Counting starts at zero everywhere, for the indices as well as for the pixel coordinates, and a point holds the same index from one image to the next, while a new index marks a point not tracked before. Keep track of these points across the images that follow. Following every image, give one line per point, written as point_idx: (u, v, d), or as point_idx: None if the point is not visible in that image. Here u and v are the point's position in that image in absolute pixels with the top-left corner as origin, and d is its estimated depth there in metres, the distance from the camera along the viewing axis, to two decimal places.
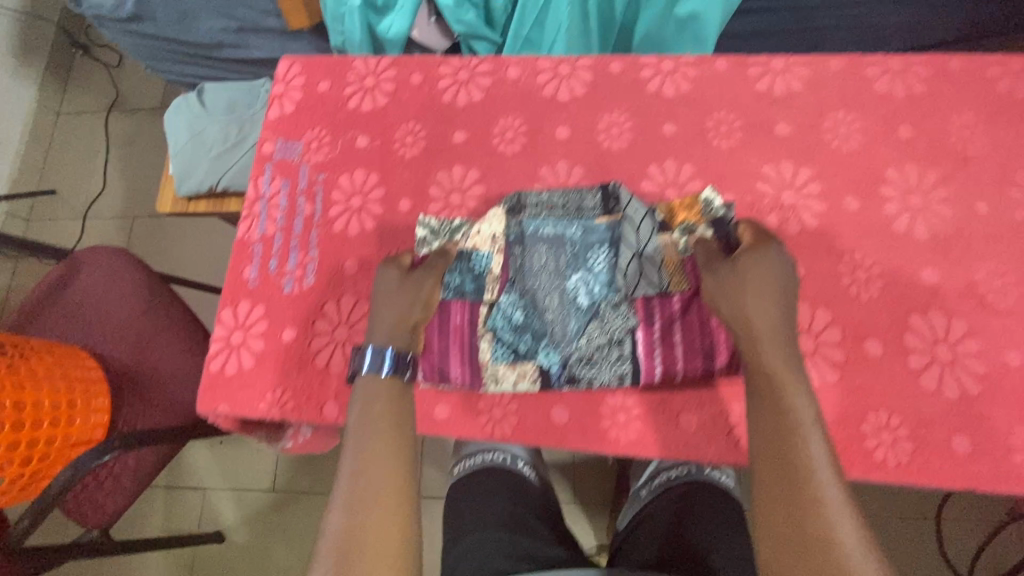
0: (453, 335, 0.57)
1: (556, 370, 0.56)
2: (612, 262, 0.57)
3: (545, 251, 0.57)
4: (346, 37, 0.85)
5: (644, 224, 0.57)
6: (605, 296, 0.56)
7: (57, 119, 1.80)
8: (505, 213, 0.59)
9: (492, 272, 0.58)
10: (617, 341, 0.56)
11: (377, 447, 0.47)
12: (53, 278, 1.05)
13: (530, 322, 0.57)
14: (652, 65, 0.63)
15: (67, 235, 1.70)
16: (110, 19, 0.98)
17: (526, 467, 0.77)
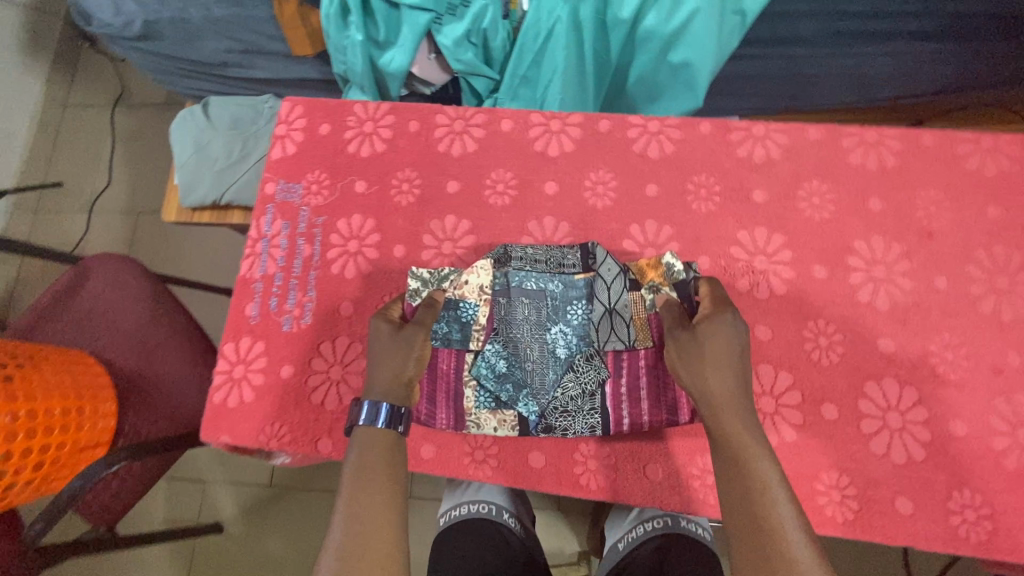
0: (440, 380, 0.62)
1: (533, 419, 0.60)
2: (588, 317, 0.62)
3: (527, 305, 0.62)
4: (348, 67, 0.87)
5: (616, 283, 0.61)
6: (581, 350, 0.61)
7: (64, 112, 1.82)
8: (492, 263, 0.63)
9: (478, 322, 0.62)
10: (591, 393, 0.60)
11: (368, 497, 0.49)
12: (61, 285, 1.09)
13: (512, 372, 0.61)
14: (638, 125, 0.66)
15: (72, 228, 1.73)
16: (119, 38, 0.99)
17: (510, 517, 0.82)
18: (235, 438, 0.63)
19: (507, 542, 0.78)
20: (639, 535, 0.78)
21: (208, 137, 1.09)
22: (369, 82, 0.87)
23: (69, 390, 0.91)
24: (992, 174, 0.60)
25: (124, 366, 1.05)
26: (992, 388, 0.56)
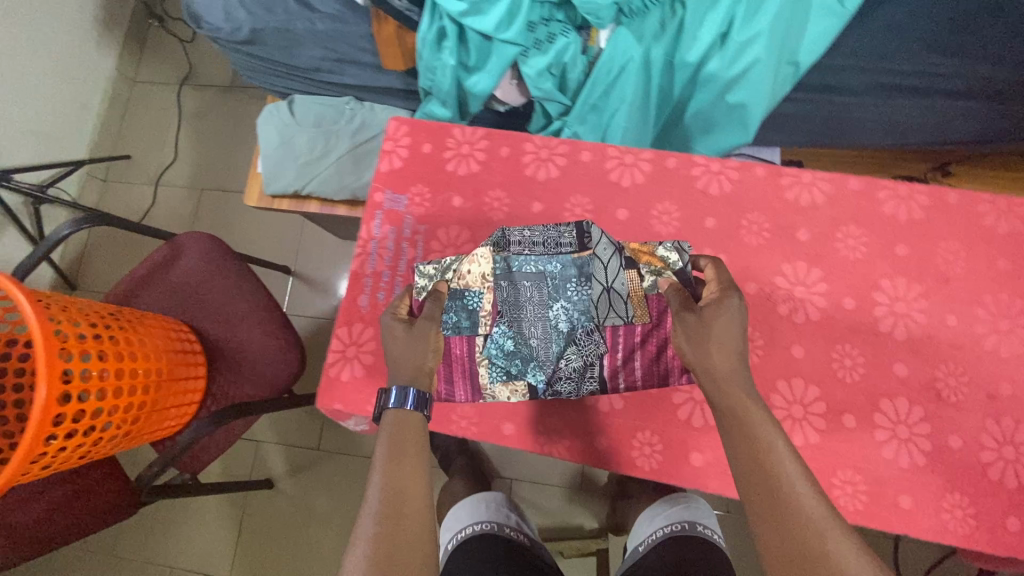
0: (456, 362, 0.75)
1: (542, 386, 0.75)
2: (588, 297, 0.71)
3: (529, 286, 0.71)
4: (436, 85, 0.97)
5: (612, 262, 0.70)
6: (582, 325, 0.72)
7: (133, 88, 1.93)
8: (491, 250, 0.69)
9: (485, 309, 0.71)
10: (593, 363, 0.74)
11: (400, 468, 0.58)
12: (156, 257, 1.21)
13: (519, 349, 0.73)
14: (702, 164, 0.77)
15: (139, 199, 1.84)
16: (225, 40, 1.08)
17: (511, 530, 1.05)
18: (346, 407, 0.76)
19: (512, 547, 1.00)
20: (658, 537, 1.05)
21: (294, 133, 1.20)
22: (454, 100, 0.97)
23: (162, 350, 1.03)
24: (1004, 232, 0.71)
25: (212, 334, 1.17)
26: (986, 411, 0.68)
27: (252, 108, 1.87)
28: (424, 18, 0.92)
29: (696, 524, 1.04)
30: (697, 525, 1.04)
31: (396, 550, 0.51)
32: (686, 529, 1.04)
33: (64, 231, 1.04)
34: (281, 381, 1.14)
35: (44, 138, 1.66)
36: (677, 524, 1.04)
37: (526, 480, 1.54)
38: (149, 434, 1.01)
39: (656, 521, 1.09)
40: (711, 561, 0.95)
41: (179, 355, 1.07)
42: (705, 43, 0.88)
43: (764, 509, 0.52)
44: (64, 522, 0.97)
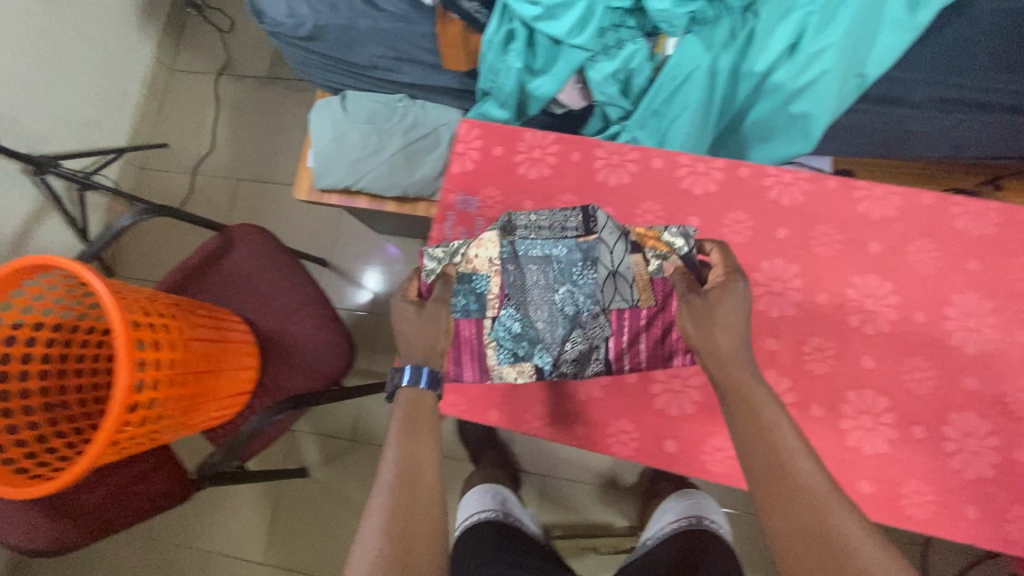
0: (465, 344, 0.80)
1: (548, 367, 0.79)
2: (594, 281, 0.75)
3: (536, 270, 0.76)
4: (498, 86, 0.98)
5: (618, 247, 0.76)
6: (588, 308, 0.76)
7: (170, 77, 1.93)
8: (498, 235, 0.75)
9: (491, 292, 0.77)
10: (597, 345, 0.79)
11: (411, 444, 0.64)
12: (208, 248, 1.22)
13: (525, 331, 0.78)
14: (775, 175, 0.78)
15: (175, 189, 1.85)
16: (285, 35, 1.09)
17: (511, 519, 1.19)
18: None
19: (511, 532, 1.14)
20: (665, 529, 1.12)
21: (346, 128, 1.20)
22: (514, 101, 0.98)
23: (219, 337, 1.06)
24: None
25: (264, 326, 1.19)
26: None
27: (290, 100, 1.87)
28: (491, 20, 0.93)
29: (705, 518, 1.09)
30: (707, 519, 1.09)
31: (411, 520, 0.58)
32: (695, 523, 1.09)
33: (125, 222, 1.06)
34: (333, 375, 1.16)
35: (85, 124, 1.67)
36: (686, 519, 1.10)
37: (558, 477, 1.56)
38: (207, 420, 1.04)
39: (664, 517, 1.15)
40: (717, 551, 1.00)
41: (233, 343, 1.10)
42: (773, 53, 0.89)
43: (772, 491, 0.54)
44: (119, 508, 0.96)
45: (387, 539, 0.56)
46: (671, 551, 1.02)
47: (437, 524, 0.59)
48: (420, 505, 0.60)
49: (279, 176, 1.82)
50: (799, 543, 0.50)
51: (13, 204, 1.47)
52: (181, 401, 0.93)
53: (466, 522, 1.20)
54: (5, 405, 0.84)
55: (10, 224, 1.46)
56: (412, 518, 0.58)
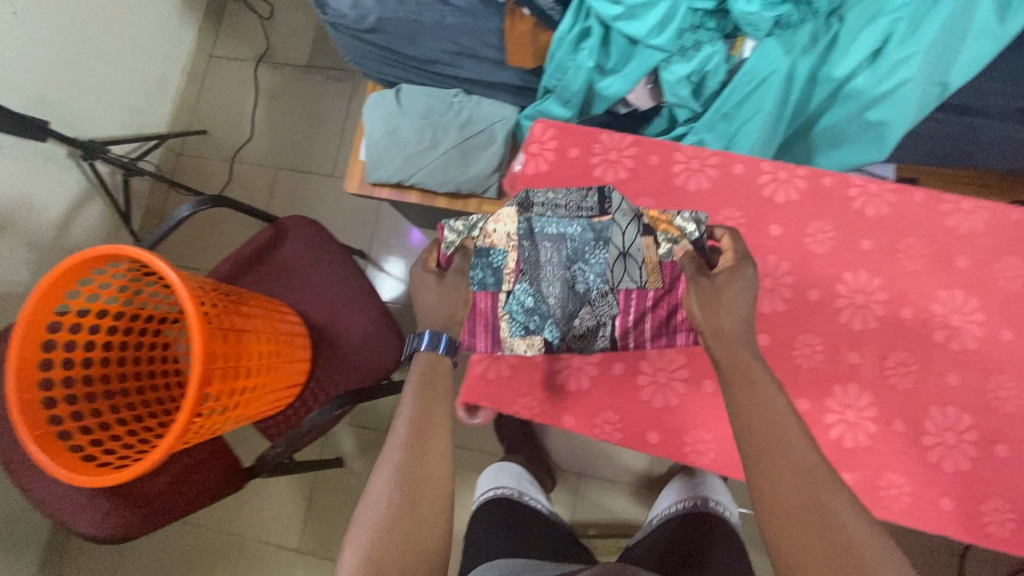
0: (480, 317, 0.76)
1: (556, 341, 0.76)
2: (606, 260, 0.70)
3: (550, 247, 0.70)
4: (565, 84, 0.97)
5: (631, 228, 0.70)
6: (599, 288, 0.72)
7: (209, 63, 1.92)
8: (515, 210, 0.71)
9: (508, 266, 0.71)
10: (604, 324, 0.75)
11: (428, 405, 0.63)
12: (261, 239, 1.22)
13: (538, 306, 0.74)
14: (859, 185, 0.77)
15: (214, 177, 1.84)
16: (346, 27, 1.07)
17: (528, 498, 1.19)
18: (492, 403, 0.81)
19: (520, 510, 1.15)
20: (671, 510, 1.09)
21: (400, 122, 1.19)
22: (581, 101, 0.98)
23: (273, 328, 1.06)
24: None
25: (315, 319, 1.20)
26: None
27: (329, 89, 1.84)
28: (565, 18, 0.92)
29: (710, 501, 1.06)
30: (713, 501, 1.06)
31: (422, 480, 0.60)
32: (702, 505, 1.06)
33: (185, 212, 1.05)
34: (383, 370, 1.16)
35: (128, 109, 1.67)
36: (691, 501, 1.07)
37: (592, 476, 1.56)
38: (262, 408, 1.04)
39: (672, 499, 1.12)
40: (719, 537, 0.98)
41: (282, 331, 1.09)
42: (854, 60, 0.88)
43: (766, 469, 0.54)
44: (177, 495, 0.95)
45: (397, 496, 0.58)
46: (671, 532, 1.01)
47: (446, 483, 0.61)
48: (433, 465, 0.60)
49: (318, 166, 1.81)
50: (793, 517, 0.51)
51: (61, 189, 1.48)
52: (239, 387, 0.93)
53: (483, 496, 1.21)
54: (68, 392, 0.84)
55: (58, 209, 1.48)
56: (423, 474, 0.60)
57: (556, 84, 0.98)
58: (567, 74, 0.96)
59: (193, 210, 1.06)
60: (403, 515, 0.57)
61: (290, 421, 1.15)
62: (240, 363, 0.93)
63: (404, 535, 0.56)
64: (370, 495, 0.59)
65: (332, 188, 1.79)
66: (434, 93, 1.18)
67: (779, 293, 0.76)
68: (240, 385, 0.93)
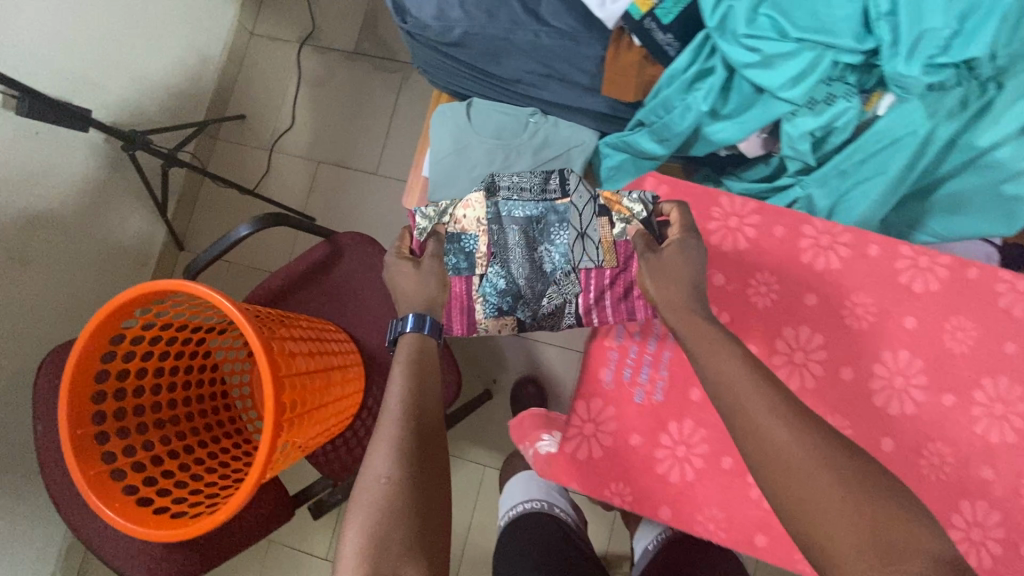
0: (457, 299, 0.83)
1: (527, 320, 0.83)
2: (566, 240, 0.80)
3: (515, 229, 0.81)
4: (668, 122, 0.89)
5: (587, 210, 0.80)
6: (562, 267, 0.81)
7: (250, 41, 1.79)
8: (484, 196, 0.82)
9: (479, 250, 0.81)
10: (568, 301, 0.81)
11: (416, 383, 0.72)
12: (315, 258, 1.15)
13: (510, 288, 0.82)
14: (1008, 280, 0.70)
15: (251, 165, 1.74)
16: (429, 39, 0.98)
17: (559, 510, 1.08)
18: (583, 488, 0.74)
19: (552, 527, 1.03)
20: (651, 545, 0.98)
21: (470, 139, 1.09)
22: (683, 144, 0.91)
23: (327, 351, 1.00)
24: None
25: (372, 347, 1.14)
26: None
27: (377, 80, 1.72)
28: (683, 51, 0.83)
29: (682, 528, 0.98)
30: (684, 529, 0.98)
31: (419, 458, 0.66)
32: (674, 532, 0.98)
33: (242, 231, 0.98)
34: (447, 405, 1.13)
35: (167, 91, 1.56)
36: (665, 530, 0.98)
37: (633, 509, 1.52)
38: (319, 442, 0.98)
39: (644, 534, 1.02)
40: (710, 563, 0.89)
41: (336, 358, 1.02)
42: (1004, 130, 0.81)
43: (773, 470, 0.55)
44: (233, 532, 0.92)
45: (397, 466, 0.65)
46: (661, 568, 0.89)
47: (440, 456, 0.69)
48: (428, 451, 0.68)
49: (361, 163, 1.71)
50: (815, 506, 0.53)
51: (96, 176, 1.40)
52: (300, 434, 0.86)
53: (510, 511, 1.10)
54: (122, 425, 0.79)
55: (88, 196, 1.39)
56: (421, 465, 0.66)
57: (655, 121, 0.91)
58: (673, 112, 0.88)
59: (251, 230, 0.98)
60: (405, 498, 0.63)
61: (336, 449, 1.10)
62: (301, 407, 0.86)
63: (409, 522, 0.62)
64: (368, 477, 0.65)
65: (376, 187, 1.69)
66: (509, 111, 1.08)
67: (910, 395, 0.69)
68: (302, 431, 0.86)
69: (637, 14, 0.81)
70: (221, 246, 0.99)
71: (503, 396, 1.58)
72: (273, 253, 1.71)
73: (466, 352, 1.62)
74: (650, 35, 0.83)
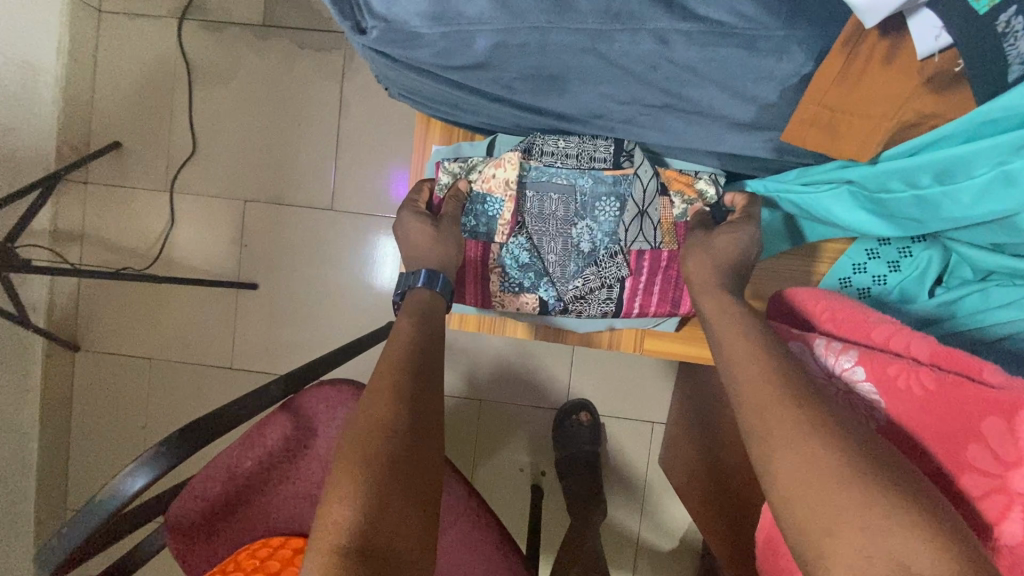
0: (470, 267, 0.68)
1: (552, 303, 0.68)
2: (617, 217, 0.64)
3: (555, 199, 0.65)
4: (947, 196, 0.47)
5: (650, 186, 0.63)
6: (605, 246, 0.66)
7: (100, 24, 1.16)
8: (519, 156, 0.62)
9: (502, 218, 0.65)
10: (607, 286, 0.67)
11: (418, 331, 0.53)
12: (273, 444, 0.71)
13: (534, 262, 0.67)
14: None
15: (149, 217, 1.18)
16: (421, 61, 0.48)
17: None
18: None
19: None
20: None
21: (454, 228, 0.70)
22: (948, 228, 0.51)
23: None
24: None
25: None
26: None
27: (307, 66, 1.14)
28: None
29: None
30: None
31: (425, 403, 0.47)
32: None
33: (136, 484, 0.53)
34: None
35: None
36: None
37: None
38: None
39: None
40: None
41: None
42: None
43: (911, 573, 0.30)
44: None
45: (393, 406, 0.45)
46: None
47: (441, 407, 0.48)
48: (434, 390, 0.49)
49: (307, 195, 1.17)
50: None
51: None
52: None
53: None
54: None
55: None
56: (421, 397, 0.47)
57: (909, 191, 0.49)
58: (961, 183, 0.46)
59: (150, 481, 0.53)
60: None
61: None
62: None
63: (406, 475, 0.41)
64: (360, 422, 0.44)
65: (339, 228, 1.17)
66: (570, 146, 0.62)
67: None
68: None
69: (982, 11, 0.35)
70: (89, 519, 0.52)
71: (559, 486, 1.21)
72: (205, 338, 1.21)
73: (500, 436, 1.22)
74: (993, 50, 0.37)
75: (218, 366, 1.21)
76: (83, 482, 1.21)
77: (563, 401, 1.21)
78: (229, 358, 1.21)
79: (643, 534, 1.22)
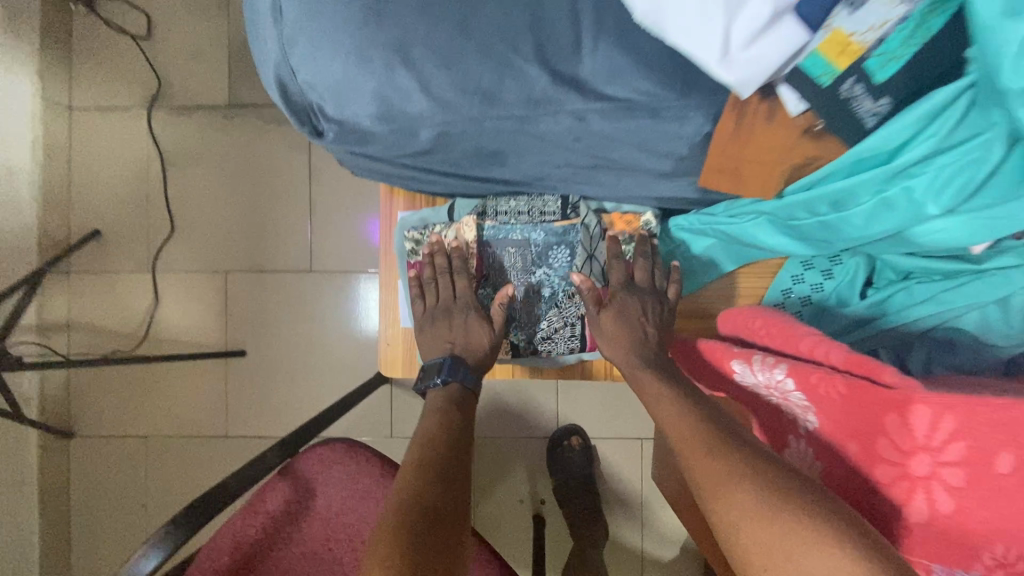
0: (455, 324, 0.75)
1: (524, 345, 0.74)
2: (571, 263, 0.71)
3: (513, 253, 0.71)
4: (843, 221, 0.55)
5: (595, 231, 0.70)
6: (563, 289, 0.72)
7: (70, 120, 1.21)
8: (474, 219, 0.70)
9: (472, 272, 0.73)
10: (570, 324, 0.73)
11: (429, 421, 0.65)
12: (276, 510, 0.75)
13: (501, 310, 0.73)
14: None
15: (133, 299, 1.22)
16: (375, 150, 0.55)
17: None
18: None
19: None
20: None
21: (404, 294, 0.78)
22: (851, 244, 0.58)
23: None
24: None
25: None
26: None
27: (271, 137, 1.21)
28: (900, 118, 0.46)
29: None
30: None
31: (434, 470, 0.57)
32: None
33: (149, 563, 0.56)
34: None
35: None
36: None
37: None
38: None
39: None
40: None
41: None
42: None
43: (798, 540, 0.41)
44: None
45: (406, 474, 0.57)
46: None
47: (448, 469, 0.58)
48: (444, 461, 0.59)
49: (285, 258, 1.22)
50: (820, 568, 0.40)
51: None
52: None
53: None
54: None
55: None
56: (426, 467, 0.58)
57: (811, 219, 0.57)
58: (854, 210, 0.54)
59: (162, 558, 0.57)
60: (402, 520, 0.50)
61: None
62: None
63: (418, 521, 0.51)
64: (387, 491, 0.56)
65: (315, 286, 1.22)
66: (521, 202, 0.70)
67: None
68: None
69: (825, 84, 0.43)
70: None
71: (559, 515, 1.24)
72: (198, 408, 1.23)
73: (496, 471, 1.25)
74: (841, 109, 0.45)
75: (212, 436, 1.23)
76: (89, 568, 1.22)
77: (552, 430, 1.25)
78: (223, 427, 1.23)
79: (646, 547, 1.25)
